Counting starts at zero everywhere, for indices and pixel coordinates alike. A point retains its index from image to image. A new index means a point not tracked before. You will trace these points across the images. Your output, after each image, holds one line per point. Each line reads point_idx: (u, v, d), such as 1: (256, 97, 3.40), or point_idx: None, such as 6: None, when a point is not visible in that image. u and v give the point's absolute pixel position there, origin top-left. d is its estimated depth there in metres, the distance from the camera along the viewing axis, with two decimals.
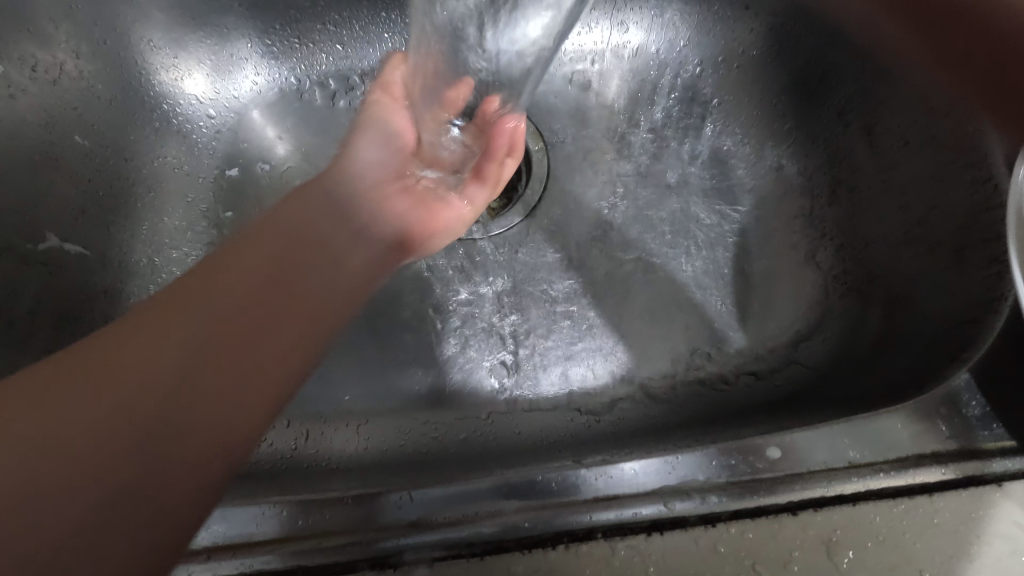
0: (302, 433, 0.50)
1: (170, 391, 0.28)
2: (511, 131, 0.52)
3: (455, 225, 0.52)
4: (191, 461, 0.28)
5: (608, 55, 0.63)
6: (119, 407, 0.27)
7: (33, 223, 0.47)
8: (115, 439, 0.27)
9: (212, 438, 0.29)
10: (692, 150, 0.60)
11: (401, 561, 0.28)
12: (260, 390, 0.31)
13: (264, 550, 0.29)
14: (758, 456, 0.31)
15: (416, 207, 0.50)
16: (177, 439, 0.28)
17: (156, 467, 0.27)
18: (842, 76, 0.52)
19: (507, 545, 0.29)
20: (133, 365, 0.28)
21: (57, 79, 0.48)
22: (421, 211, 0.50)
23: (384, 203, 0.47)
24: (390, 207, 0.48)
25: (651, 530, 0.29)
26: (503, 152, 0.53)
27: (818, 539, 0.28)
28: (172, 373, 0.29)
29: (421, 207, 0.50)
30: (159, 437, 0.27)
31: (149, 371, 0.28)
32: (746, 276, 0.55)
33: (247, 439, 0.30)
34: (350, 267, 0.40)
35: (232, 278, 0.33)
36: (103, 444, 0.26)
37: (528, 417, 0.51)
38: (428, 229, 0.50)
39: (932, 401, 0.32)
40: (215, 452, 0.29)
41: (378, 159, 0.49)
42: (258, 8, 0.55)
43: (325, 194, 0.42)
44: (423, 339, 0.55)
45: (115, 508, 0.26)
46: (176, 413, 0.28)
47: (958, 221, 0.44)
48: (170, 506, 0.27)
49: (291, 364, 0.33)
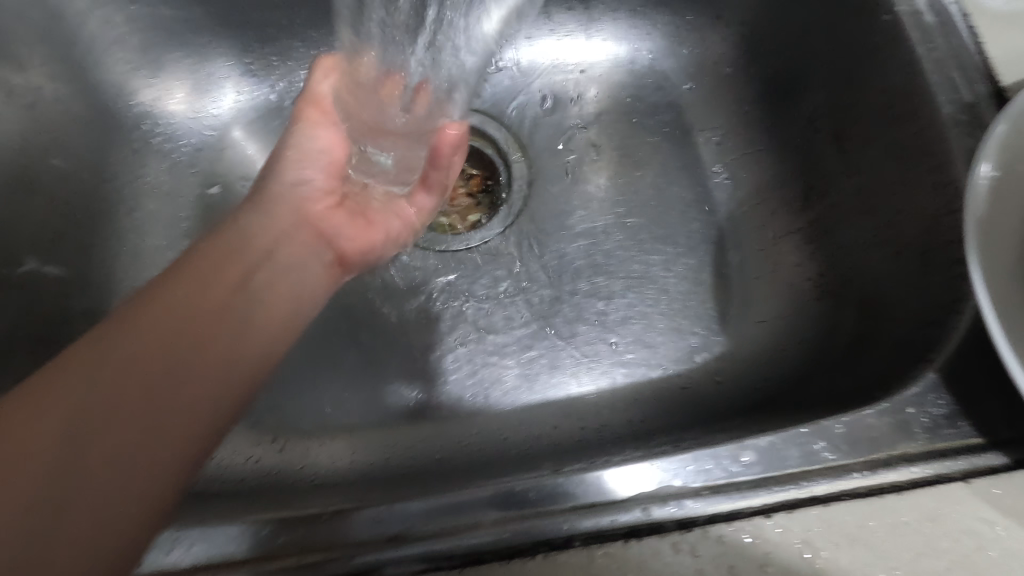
0: (287, 450, 0.50)
1: (93, 421, 0.30)
2: (454, 138, 0.54)
3: (387, 245, 0.53)
4: (135, 486, 0.30)
5: (584, 66, 0.64)
6: (55, 430, 0.29)
7: (11, 247, 0.46)
8: (52, 463, 0.28)
9: (140, 462, 0.30)
10: (670, 157, 0.61)
11: (382, 575, 0.29)
12: (188, 415, 0.33)
13: (246, 569, 0.29)
14: (733, 460, 0.31)
15: (349, 224, 0.51)
16: (105, 465, 0.29)
17: (107, 489, 0.29)
18: (811, 83, 0.53)
19: (487, 557, 0.29)
20: (52, 403, 0.30)
21: (33, 104, 0.47)
22: (356, 228, 0.51)
23: (322, 221, 0.49)
24: (338, 232, 0.50)
25: (628, 537, 0.29)
26: (448, 163, 0.55)
27: (793, 541, 0.29)
28: (93, 404, 0.30)
29: (357, 222, 0.52)
30: (99, 468, 0.29)
31: (68, 406, 0.30)
32: (723, 281, 0.56)
33: (181, 461, 0.32)
34: (285, 296, 0.41)
35: (166, 309, 0.35)
36: (25, 476, 0.28)
37: (514, 426, 0.52)
38: (364, 241, 0.51)
39: (902, 401, 0.33)
40: (147, 474, 0.30)
41: (304, 180, 0.50)
42: (235, 28, 0.56)
43: (242, 234, 0.42)
44: (407, 352, 0.55)
45: (45, 534, 0.27)
46: (98, 440, 0.30)
47: (923, 222, 0.44)
48: (102, 521, 0.28)
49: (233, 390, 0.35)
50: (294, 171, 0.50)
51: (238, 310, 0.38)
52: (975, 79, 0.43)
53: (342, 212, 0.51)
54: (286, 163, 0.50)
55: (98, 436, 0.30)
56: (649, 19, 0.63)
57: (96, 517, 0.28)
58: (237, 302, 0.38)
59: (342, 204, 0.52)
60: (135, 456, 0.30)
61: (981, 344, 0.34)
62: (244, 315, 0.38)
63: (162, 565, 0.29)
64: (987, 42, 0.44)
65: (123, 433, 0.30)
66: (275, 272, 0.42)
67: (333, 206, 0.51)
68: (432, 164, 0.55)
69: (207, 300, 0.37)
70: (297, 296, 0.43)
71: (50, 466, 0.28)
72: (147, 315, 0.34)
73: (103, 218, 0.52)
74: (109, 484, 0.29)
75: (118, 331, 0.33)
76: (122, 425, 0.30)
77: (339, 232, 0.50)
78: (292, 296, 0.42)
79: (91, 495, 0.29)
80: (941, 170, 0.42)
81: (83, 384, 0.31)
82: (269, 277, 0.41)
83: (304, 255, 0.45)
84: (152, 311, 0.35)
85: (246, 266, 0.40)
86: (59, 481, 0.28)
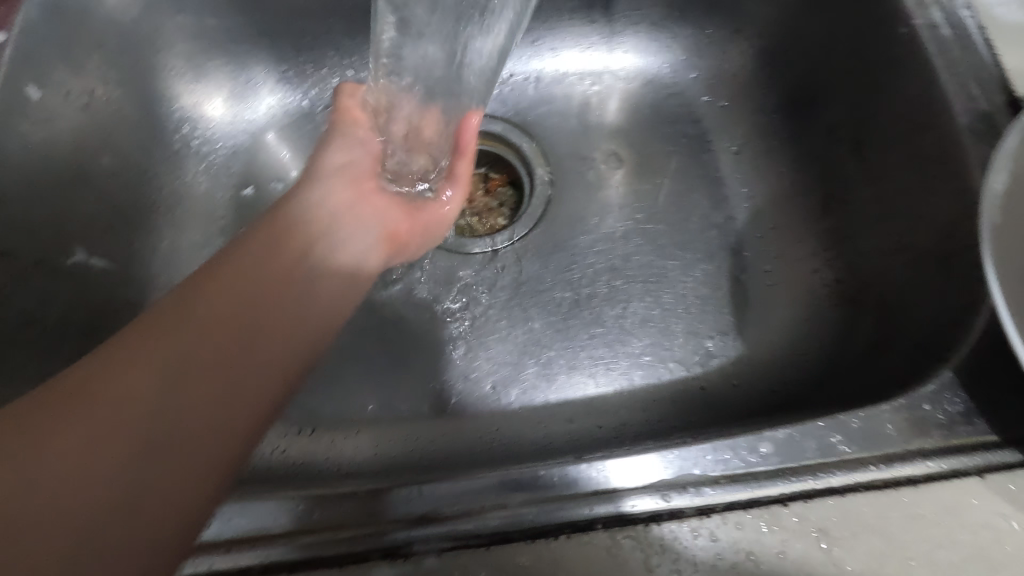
0: (312, 442, 0.52)
1: (143, 421, 0.30)
2: (475, 128, 0.53)
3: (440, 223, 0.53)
4: (183, 492, 0.29)
5: (606, 77, 0.66)
6: (109, 429, 0.29)
7: (62, 238, 0.48)
8: (110, 457, 0.28)
9: (186, 471, 0.30)
10: (689, 166, 0.63)
11: (411, 551, 0.30)
12: (240, 418, 0.32)
13: (283, 542, 0.31)
14: (752, 450, 0.32)
15: (393, 208, 0.50)
16: (155, 471, 0.29)
17: (161, 468, 0.29)
18: (830, 94, 0.55)
19: (512, 537, 0.30)
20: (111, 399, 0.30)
21: (87, 104, 0.50)
22: (404, 214, 0.50)
23: (364, 200, 0.47)
24: (373, 206, 0.48)
25: (649, 521, 0.30)
26: (470, 151, 0.53)
27: (809, 529, 0.29)
28: (146, 404, 0.30)
29: (402, 212, 0.50)
30: (147, 472, 0.29)
31: (129, 399, 0.30)
32: (741, 286, 0.57)
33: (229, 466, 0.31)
34: (330, 283, 0.41)
35: (211, 307, 0.34)
36: (80, 472, 0.28)
37: (533, 424, 0.53)
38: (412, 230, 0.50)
39: (919, 398, 0.33)
40: (195, 480, 0.30)
41: (347, 160, 0.49)
42: (274, 36, 0.59)
43: (297, 215, 0.42)
44: (430, 349, 0.57)
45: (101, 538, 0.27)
46: (153, 443, 0.30)
47: (939, 227, 0.45)
48: (154, 528, 0.28)
49: (285, 357, 0.36)
50: (340, 153, 0.49)
51: (289, 303, 0.37)
52: (991, 89, 0.44)
53: (383, 196, 0.50)
54: (328, 146, 0.49)
55: (150, 439, 0.30)
56: (671, 33, 0.64)
57: (150, 525, 0.28)
58: (287, 295, 0.37)
59: (382, 189, 0.50)
60: (179, 465, 0.30)
61: (999, 344, 0.35)
62: (295, 314, 0.37)
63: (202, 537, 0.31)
64: (1002, 54, 0.45)
65: (173, 439, 0.30)
66: (328, 250, 0.42)
67: (374, 190, 0.49)
68: (457, 153, 0.53)
69: (254, 295, 0.36)
70: (347, 274, 0.43)
71: (99, 469, 0.28)
72: (198, 308, 0.34)
73: (148, 214, 0.55)
74: (165, 489, 0.29)
75: (172, 325, 0.33)
76: (169, 428, 0.30)
77: (386, 213, 0.48)
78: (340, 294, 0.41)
79: (160, 463, 0.29)
80: (958, 177, 0.43)
81: (132, 376, 0.31)
82: (327, 250, 0.42)
83: (360, 232, 0.45)
84: (208, 298, 0.34)
85: (299, 249, 0.40)
86: (115, 484, 0.28)
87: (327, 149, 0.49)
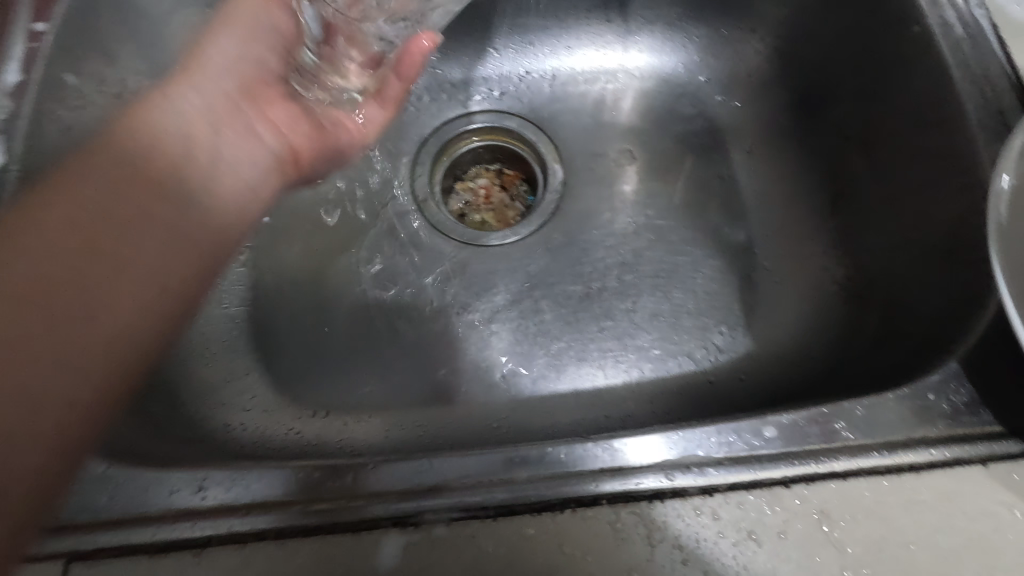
0: (325, 424, 0.53)
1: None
2: (423, 50, 0.50)
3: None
4: (36, 422, 0.28)
5: (621, 75, 0.67)
6: None
7: None
8: None
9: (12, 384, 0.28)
10: (701, 163, 0.63)
11: (421, 520, 0.31)
12: (120, 324, 0.32)
13: (299, 507, 0.31)
14: (756, 434, 0.33)
15: (297, 121, 0.48)
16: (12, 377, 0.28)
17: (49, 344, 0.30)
18: (843, 93, 0.55)
19: (519, 509, 0.31)
20: None
21: (120, 93, 0.50)
22: (313, 133, 0.48)
23: (263, 109, 0.46)
24: (270, 116, 0.46)
25: (653, 498, 0.31)
26: (413, 72, 0.50)
27: (810, 511, 0.30)
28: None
29: (315, 130, 0.48)
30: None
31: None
32: (750, 282, 0.58)
33: (106, 381, 0.31)
34: (229, 183, 0.40)
35: (80, 200, 0.33)
36: None
37: (541, 413, 0.54)
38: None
39: (923, 387, 0.34)
40: (56, 404, 0.29)
41: (241, 53, 0.45)
42: None
43: (158, 115, 0.38)
44: (442, 337, 0.58)
45: None
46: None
47: (948, 224, 0.45)
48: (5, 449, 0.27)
49: (197, 248, 0.36)
50: (239, 45, 0.45)
51: (161, 211, 0.36)
52: (1003, 90, 0.44)
53: (288, 107, 0.47)
54: (225, 29, 0.45)
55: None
56: (686, 33, 0.65)
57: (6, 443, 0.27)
58: (166, 201, 0.36)
59: (287, 99, 0.48)
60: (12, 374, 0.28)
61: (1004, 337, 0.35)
62: (174, 225, 0.36)
63: (222, 501, 0.32)
64: (1015, 55, 0.45)
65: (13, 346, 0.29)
66: (210, 159, 0.40)
67: (276, 102, 0.47)
68: (393, 69, 0.50)
69: (120, 208, 0.34)
70: (244, 187, 0.41)
71: None
72: (58, 205, 0.33)
73: None
74: (19, 404, 0.28)
75: (30, 219, 0.32)
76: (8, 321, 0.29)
77: (289, 129, 0.47)
78: (228, 198, 0.40)
79: (35, 329, 0.30)
80: (967, 174, 0.44)
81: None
82: (208, 159, 0.39)
83: (255, 146, 0.44)
84: (59, 196, 0.33)
85: (182, 152, 0.38)
86: None
87: (219, 34, 0.45)
